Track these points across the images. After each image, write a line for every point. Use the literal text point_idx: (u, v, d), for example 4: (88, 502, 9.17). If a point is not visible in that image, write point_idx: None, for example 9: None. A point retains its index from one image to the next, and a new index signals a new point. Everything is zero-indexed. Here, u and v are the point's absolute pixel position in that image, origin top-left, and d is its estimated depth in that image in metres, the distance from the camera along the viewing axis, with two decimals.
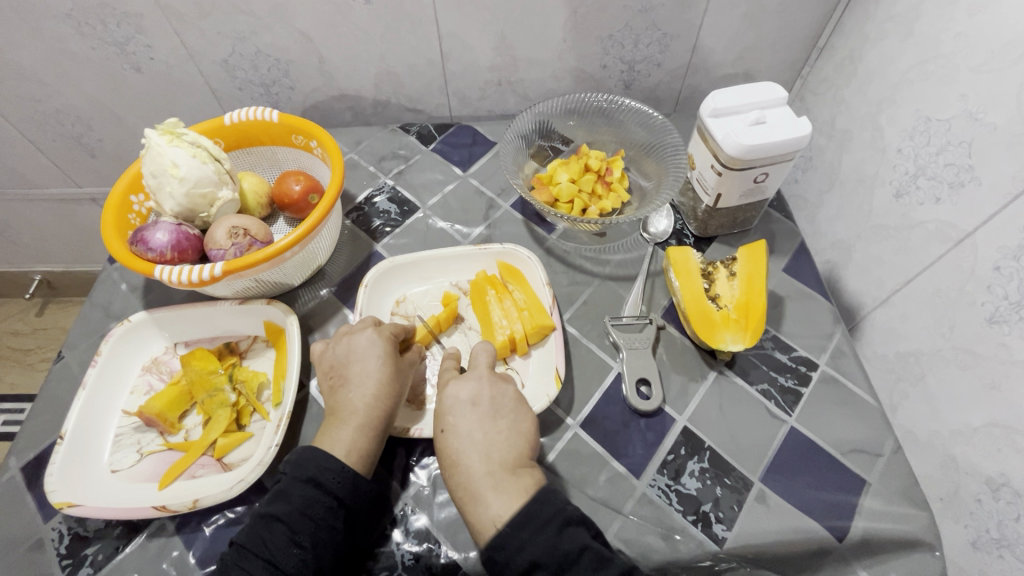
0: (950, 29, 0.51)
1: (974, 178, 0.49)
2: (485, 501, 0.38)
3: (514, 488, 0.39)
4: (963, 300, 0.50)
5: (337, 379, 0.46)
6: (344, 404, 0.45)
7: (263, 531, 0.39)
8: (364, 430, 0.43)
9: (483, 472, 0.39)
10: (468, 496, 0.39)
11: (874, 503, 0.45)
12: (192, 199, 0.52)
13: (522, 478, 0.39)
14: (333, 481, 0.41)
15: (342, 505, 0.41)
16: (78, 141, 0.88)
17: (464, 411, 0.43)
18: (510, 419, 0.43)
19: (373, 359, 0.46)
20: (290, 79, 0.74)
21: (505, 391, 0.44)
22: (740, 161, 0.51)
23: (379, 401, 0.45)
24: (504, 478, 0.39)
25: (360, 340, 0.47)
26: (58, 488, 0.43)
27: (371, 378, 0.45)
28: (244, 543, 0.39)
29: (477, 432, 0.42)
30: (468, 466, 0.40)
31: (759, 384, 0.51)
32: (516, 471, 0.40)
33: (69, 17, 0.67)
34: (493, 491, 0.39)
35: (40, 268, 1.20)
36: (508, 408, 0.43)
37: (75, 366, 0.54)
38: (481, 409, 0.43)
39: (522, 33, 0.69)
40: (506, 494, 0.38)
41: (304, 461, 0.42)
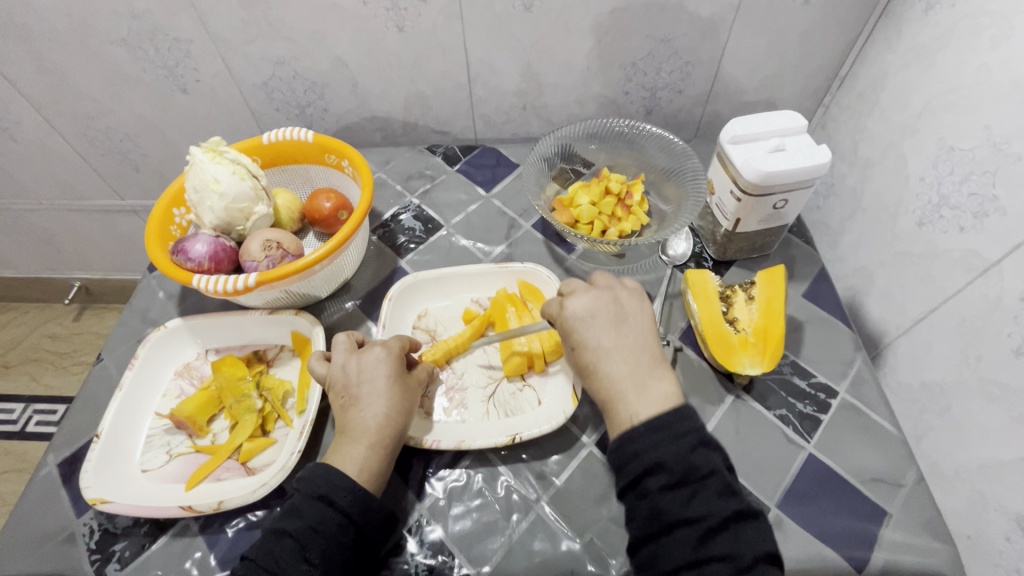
0: (972, 60, 0.52)
1: (999, 209, 0.49)
2: (626, 404, 0.43)
3: (656, 394, 0.43)
4: (989, 331, 0.50)
5: (348, 399, 0.46)
6: (354, 424, 0.45)
7: (273, 547, 0.40)
8: (374, 449, 0.44)
9: (626, 380, 0.44)
10: (612, 398, 0.44)
11: (896, 534, 0.44)
12: (230, 213, 0.55)
13: (660, 383, 0.44)
14: (344, 499, 0.41)
15: (352, 522, 0.41)
16: (124, 156, 0.93)
17: (590, 322, 0.46)
18: (635, 332, 0.47)
19: (382, 377, 0.47)
20: (324, 101, 0.78)
21: (634, 304, 0.48)
22: (758, 187, 0.52)
23: (391, 421, 0.45)
24: (643, 381, 0.44)
25: (370, 358, 0.47)
26: (92, 484, 0.45)
27: (382, 398, 0.46)
28: (255, 557, 0.40)
29: (610, 339, 0.46)
30: (613, 370, 0.45)
31: (777, 409, 0.51)
32: (653, 375, 0.45)
33: (125, 42, 0.72)
34: (635, 394, 0.43)
35: (80, 275, 1.25)
36: (628, 317, 0.47)
37: (113, 369, 0.57)
38: (607, 319, 0.47)
39: (548, 60, 0.71)
40: (646, 399, 0.43)
41: (316, 478, 0.42)
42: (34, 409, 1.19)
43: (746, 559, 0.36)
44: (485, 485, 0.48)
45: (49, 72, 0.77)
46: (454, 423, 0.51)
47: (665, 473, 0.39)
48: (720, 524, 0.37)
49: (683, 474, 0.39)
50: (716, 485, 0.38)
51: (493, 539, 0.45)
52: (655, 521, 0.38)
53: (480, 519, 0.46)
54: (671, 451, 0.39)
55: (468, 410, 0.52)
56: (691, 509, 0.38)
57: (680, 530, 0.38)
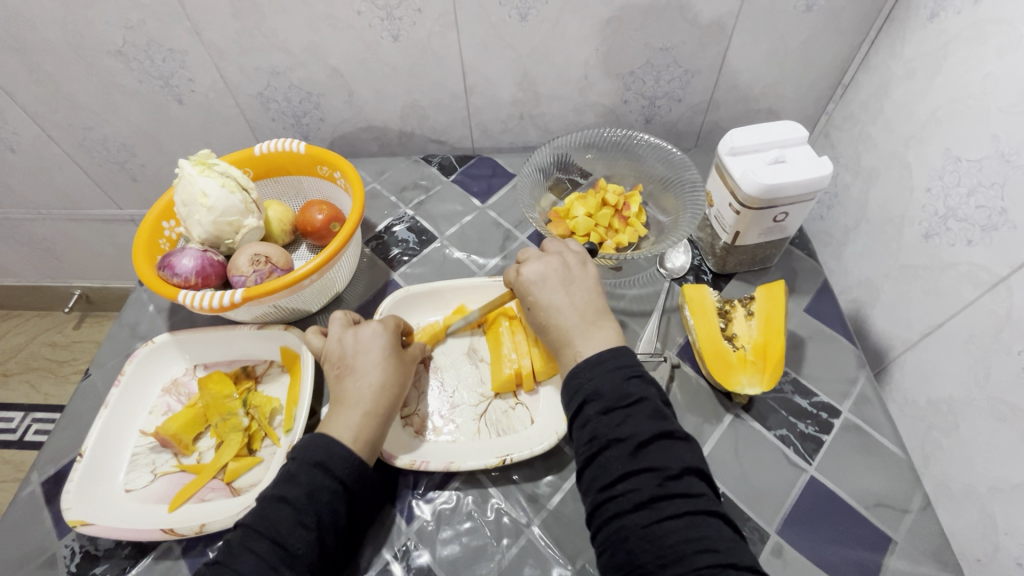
0: (979, 68, 0.50)
1: (1008, 222, 0.47)
2: (573, 350, 0.45)
3: (599, 338, 0.45)
4: (999, 348, 0.48)
5: (343, 370, 0.46)
6: (349, 392, 0.45)
7: (268, 513, 0.39)
8: (369, 417, 0.44)
9: (573, 327, 0.46)
10: (561, 347, 0.46)
11: (900, 563, 0.42)
12: (219, 227, 0.54)
13: (604, 329, 0.46)
14: (340, 467, 0.41)
15: (346, 488, 0.41)
16: (121, 166, 0.92)
17: (540, 283, 0.48)
18: (583, 286, 0.49)
19: (377, 350, 0.47)
20: (320, 111, 0.77)
21: (583, 264, 0.50)
22: (758, 200, 0.51)
23: (386, 390, 0.45)
24: (589, 327, 0.46)
25: (367, 332, 0.48)
26: (73, 506, 0.44)
27: (376, 368, 0.46)
28: (250, 524, 0.39)
29: (558, 294, 0.48)
30: (562, 321, 0.47)
31: (777, 429, 0.50)
32: (598, 322, 0.46)
33: (119, 53, 0.72)
34: (581, 339, 0.45)
35: (79, 284, 1.25)
36: (579, 277, 0.49)
37: (100, 384, 0.56)
38: (556, 279, 0.49)
39: (545, 70, 0.70)
40: (591, 342, 0.45)
41: (312, 447, 0.42)
42: (33, 418, 1.19)
43: (674, 471, 0.38)
44: (474, 508, 0.46)
45: (46, 84, 0.77)
46: (444, 442, 0.50)
47: (602, 400, 0.41)
48: (649, 442, 0.39)
49: (615, 400, 0.41)
50: (646, 409, 0.40)
51: (481, 565, 0.44)
52: (593, 443, 0.40)
53: (469, 543, 0.45)
54: (607, 381, 0.42)
55: (459, 428, 0.51)
56: (621, 430, 0.39)
57: (612, 449, 0.39)
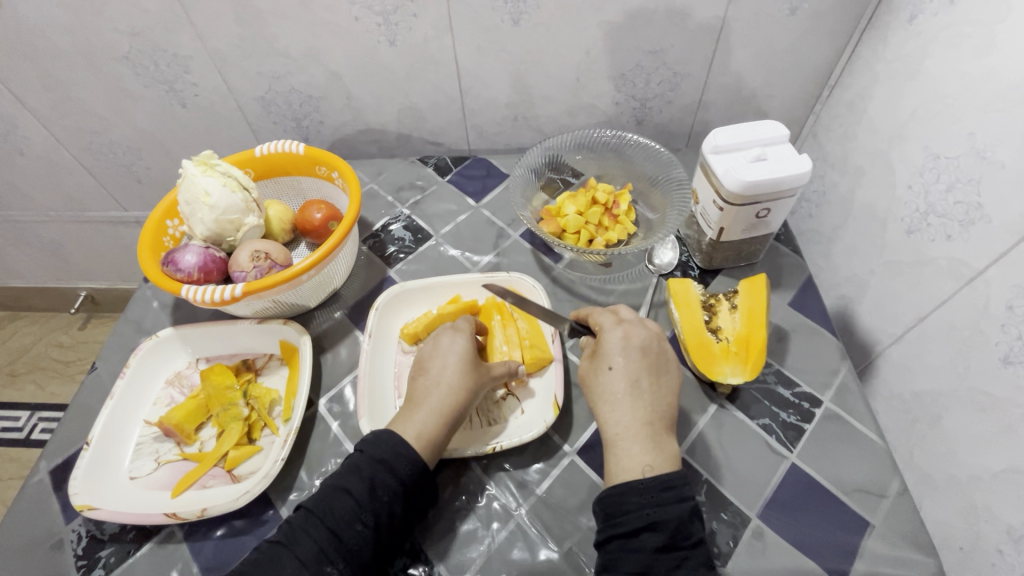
0: (955, 69, 0.52)
1: (984, 217, 0.49)
2: (636, 450, 0.43)
3: (665, 454, 0.43)
4: (978, 340, 0.49)
5: (420, 372, 0.49)
6: (419, 391, 0.47)
7: (331, 501, 0.41)
8: (434, 416, 0.45)
9: (643, 423, 0.44)
10: (623, 436, 0.44)
11: (878, 545, 0.44)
12: (221, 225, 0.56)
13: (671, 443, 0.44)
14: (404, 467, 0.43)
15: (405, 491, 0.43)
16: (127, 169, 0.95)
17: (634, 356, 0.46)
18: (669, 384, 0.46)
19: (454, 355, 0.49)
20: (320, 114, 0.79)
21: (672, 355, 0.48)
22: (741, 197, 0.52)
23: (453, 391, 0.47)
24: (660, 436, 0.43)
25: (445, 338, 0.51)
26: (80, 492, 0.46)
27: (448, 370, 0.48)
28: (313, 508, 0.41)
29: (644, 380, 0.45)
30: (629, 412, 0.44)
31: (760, 418, 0.51)
32: (666, 433, 0.44)
33: (126, 59, 0.74)
34: (648, 444, 0.43)
35: (85, 285, 1.28)
36: (668, 367, 0.47)
37: (106, 377, 0.58)
38: (647, 362, 0.46)
39: (538, 73, 0.72)
40: (658, 453, 0.42)
41: (381, 443, 0.44)
42: (39, 417, 1.21)
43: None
44: (465, 494, 0.48)
45: (55, 89, 0.79)
46: None
47: (662, 533, 0.39)
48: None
49: (677, 538, 0.39)
50: (702, 556, 0.39)
51: (472, 548, 0.45)
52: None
53: (458, 527, 0.46)
54: (675, 514, 0.39)
55: None
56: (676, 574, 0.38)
57: None
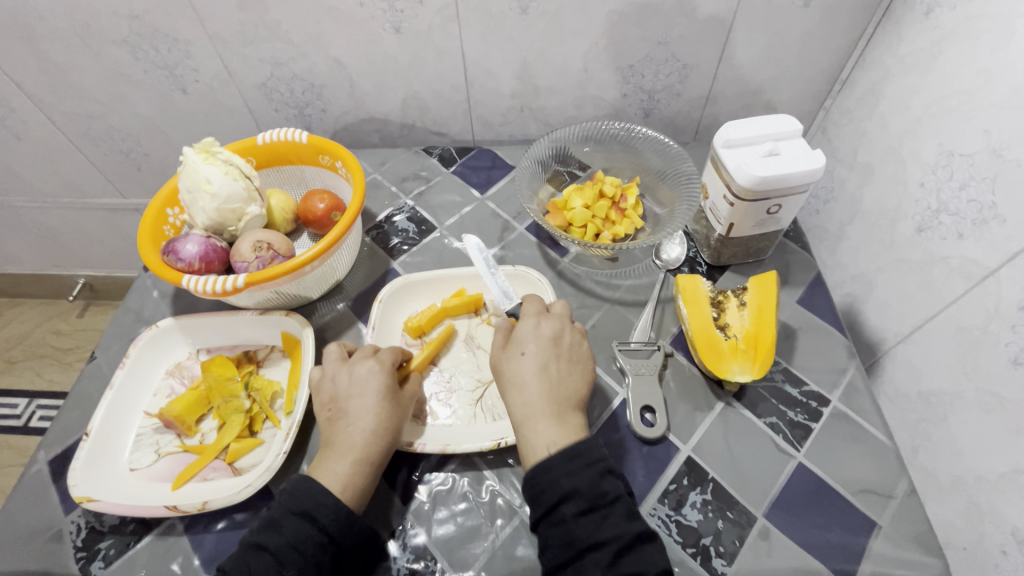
0: (972, 64, 0.51)
1: (997, 216, 0.48)
2: (541, 427, 0.44)
3: (570, 428, 0.44)
4: (987, 340, 0.49)
5: (335, 413, 0.46)
6: (340, 437, 0.45)
7: (249, 559, 0.39)
8: (359, 465, 0.44)
9: (548, 401, 0.45)
10: (530, 415, 0.45)
11: (883, 546, 0.43)
12: (222, 214, 0.55)
13: (576, 418, 0.45)
14: (327, 517, 0.41)
15: (332, 541, 0.41)
16: (126, 155, 0.94)
17: (544, 346, 0.48)
18: (578, 367, 0.48)
19: (372, 393, 0.46)
20: (322, 102, 0.78)
21: (581, 342, 0.50)
22: (751, 192, 0.51)
23: (377, 436, 0.45)
24: (565, 412, 0.45)
25: (361, 370, 0.48)
26: (79, 483, 0.45)
27: (370, 413, 0.46)
28: (230, 569, 0.39)
29: (553, 365, 0.47)
30: (534, 392, 0.45)
31: (767, 417, 0.51)
32: (572, 410, 0.46)
33: (125, 42, 0.72)
34: (553, 420, 0.44)
35: (84, 273, 1.27)
36: (579, 357, 0.49)
37: (106, 367, 0.57)
38: (552, 347, 0.48)
39: (545, 63, 0.71)
40: (562, 428, 0.44)
41: (299, 493, 0.42)
42: (37, 405, 1.20)
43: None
44: (469, 489, 0.48)
45: (52, 73, 0.78)
46: (443, 425, 0.51)
47: (580, 499, 0.40)
48: (628, 546, 0.38)
49: (595, 498, 0.40)
50: (623, 508, 0.40)
51: (476, 544, 0.45)
52: (569, 547, 0.38)
53: (464, 523, 0.46)
54: (585, 477, 0.40)
55: (457, 413, 0.52)
56: (601, 534, 0.38)
57: (590, 555, 0.38)
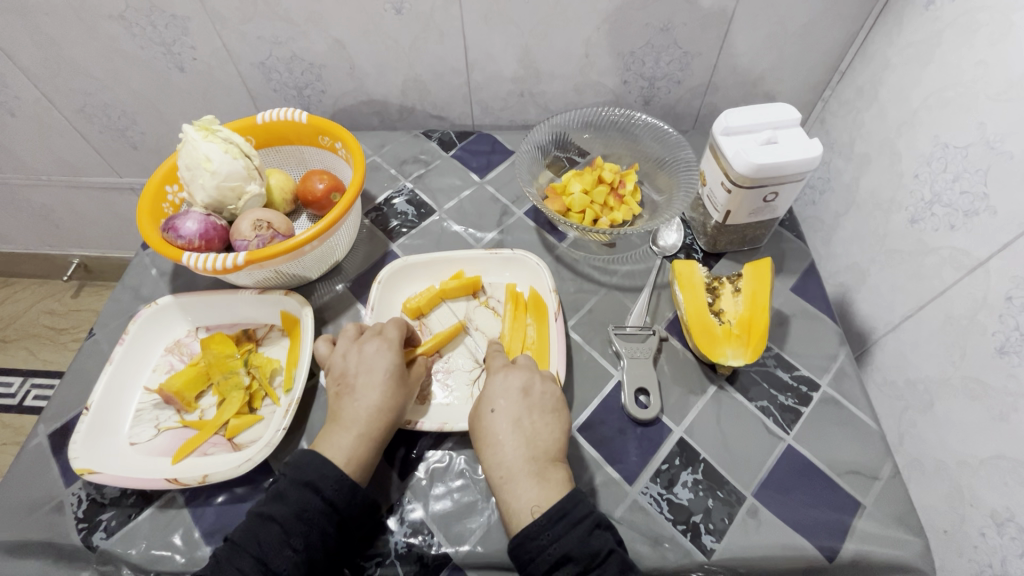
0: (970, 57, 0.52)
1: (989, 208, 0.49)
2: (522, 490, 0.42)
3: (553, 485, 0.42)
4: (974, 329, 0.50)
5: (343, 388, 0.47)
6: (346, 412, 0.46)
7: (257, 530, 0.41)
8: (363, 439, 0.44)
9: (526, 460, 0.43)
10: (508, 478, 0.42)
11: (869, 525, 0.45)
12: (222, 192, 0.55)
13: (559, 472, 0.43)
14: (330, 487, 0.42)
15: (336, 511, 0.42)
16: (122, 134, 0.93)
17: (516, 398, 0.45)
18: (556, 418, 0.45)
19: (379, 369, 0.47)
20: (321, 83, 0.78)
21: (553, 388, 0.47)
22: (749, 179, 0.52)
23: (383, 412, 0.46)
24: (545, 469, 0.43)
25: (369, 349, 0.48)
26: (80, 455, 0.46)
27: (375, 389, 0.46)
28: (239, 540, 0.40)
29: (526, 419, 0.45)
30: (511, 451, 0.43)
31: (758, 401, 0.52)
32: (554, 465, 0.43)
33: (122, 17, 0.72)
34: (533, 480, 0.42)
35: (78, 252, 1.26)
36: (554, 406, 0.46)
37: (104, 344, 0.58)
38: (525, 399, 0.45)
39: (546, 47, 0.71)
40: (544, 487, 0.42)
41: (304, 465, 0.43)
42: (32, 383, 1.20)
43: None
44: (466, 467, 0.49)
45: (48, 48, 0.77)
46: (440, 405, 0.52)
47: (573, 565, 0.38)
48: None
49: (587, 561, 0.38)
50: (615, 565, 0.38)
51: (472, 520, 0.46)
52: None
53: (460, 499, 0.47)
54: (572, 541, 0.39)
55: (454, 392, 0.53)
56: None
57: None
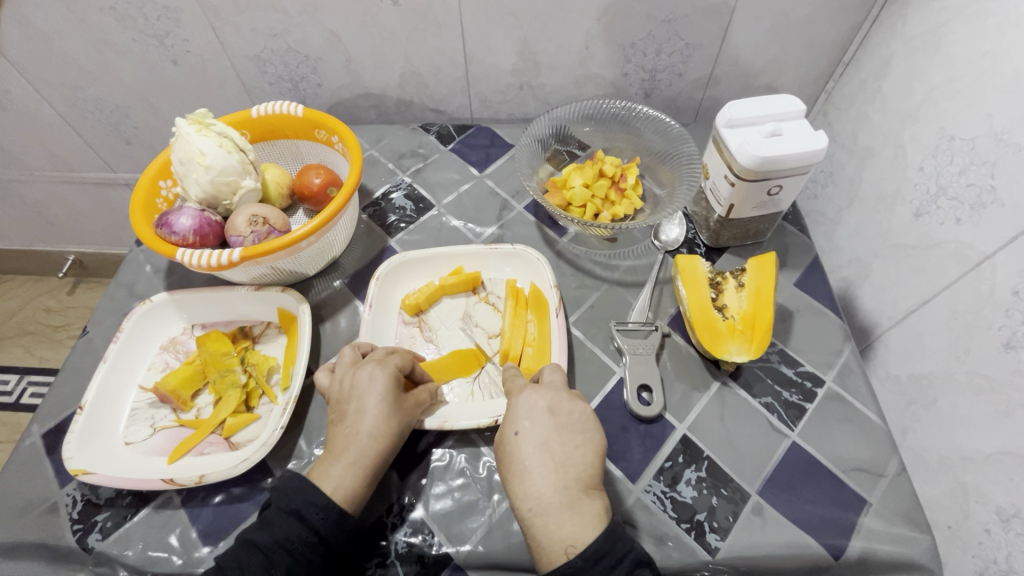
0: (977, 47, 0.51)
1: (996, 201, 0.48)
2: (558, 523, 0.39)
3: (588, 513, 0.39)
4: (980, 324, 0.49)
5: (338, 414, 0.46)
6: (338, 440, 0.44)
7: (241, 557, 0.39)
8: (352, 469, 0.42)
9: (558, 490, 0.40)
10: (538, 511, 0.40)
11: (874, 523, 0.44)
12: (217, 187, 0.54)
13: (594, 502, 0.40)
14: (316, 516, 0.40)
15: (322, 541, 0.40)
16: (115, 128, 0.91)
17: (542, 418, 0.43)
18: (585, 439, 0.43)
19: (373, 396, 0.44)
20: (317, 76, 0.76)
21: (581, 406, 0.45)
22: (753, 172, 0.51)
23: (375, 441, 0.44)
24: (578, 498, 0.40)
25: (364, 373, 0.46)
26: (75, 456, 0.45)
27: (369, 417, 0.44)
28: (221, 565, 0.39)
29: (555, 442, 0.42)
30: (540, 479, 0.41)
31: (762, 397, 0.51)
32: (588, 494, 0.41)
33: (113, 9, 0.70)
34: (567, 511, 0.39)
35: (73, 249, 1.25)
36: (583, 425, 0.44)
37: (98, 342, 0.57)
38: (556, 423, 0.43)
39: (545, 39, 0.70)
40: (579, 519, 0.39)
41: (290, 491, 0.41)
42: (28, 381, 1.19)
43: None
44: (466, 465, 0.48)
45: (38, 41, 0.76)
46: (440, 403, 0.51)
47: None
48: None
49: None
50: None
51: (473, 519, 0.45)
52: None
53: (460, 498, 0.46)
54: None
55: (454, 390, 0.52)
56: None
57: None
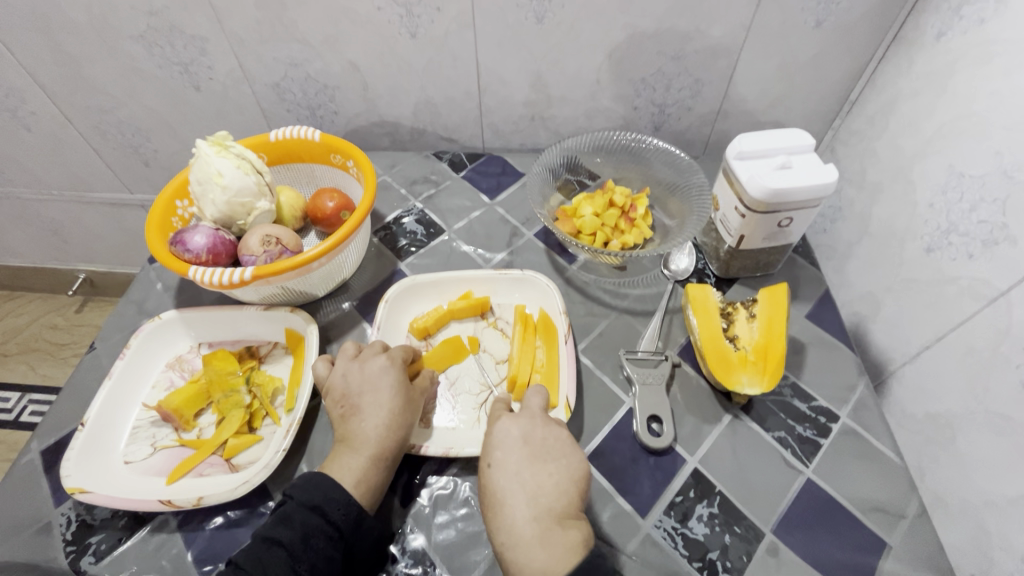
0: (983, 87, 0.51)
1: (1008, 237, 0.48)
2: (529, 554, 0.38)
3: (561, 545, 0.38)
4: (997, 362, 0.48)
5: (348, 409, 0.46)
6: (355, 433, 0.44)
7: (261, 554, 0.38)
8: (374, 462, 0.43)
9: (532, 518, 0.40)
10: (514, 542, 0.39)
11: (893, 567, 0.42)
12: (232, 207, 0.55)
13: (570, 533, 0.39)
14: (337, 512, 0.41)
15: (342, 537, 0.40)
16: (135, 150, 0.94)
17: (514, 448, 0.43)
18: (560, 465, 0.43)
19: (386, 388, 0.46)
20: (334, 104, 0.78)
21: (558, 432, 0.45)
22: (764, 204, 0.51)
23: (391, 432, 0.44)
24: (551, 528, 0.39)
25: (373, 367, 0.47)
26: (72, 474, 0.45)
27: (383, 409, 0.45)
28: (241, 564, 0.38)
29: (527, 470, 0.42)
30: (514, 508, 0.40)
31: (776, 431, 0.50)
32: (563, 525, 0.39)
33: (142, 37, 0.73)
34: (540, 542, 0.38)
35: (84, 267, 1.26)
36: (559, 452, 0.43)
37: (105, 359, 0.56)
38: (529, 449, 0.43)
39: (558, 73, 0.72)
40: (552, 551, 0.38)
41: (311, 486, 0.42)
42: (30, 398, 1.19)
43: None
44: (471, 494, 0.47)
45: (67, 65, 0.78)
46: (445, 428, 0.50)
47: None
48: None
49: None
50: None
51: (477, 551, 0.44)
52: None
53: (464, 529, 0.45)
54: None
55: (460, 416, 0.51)
56: None
57: None
